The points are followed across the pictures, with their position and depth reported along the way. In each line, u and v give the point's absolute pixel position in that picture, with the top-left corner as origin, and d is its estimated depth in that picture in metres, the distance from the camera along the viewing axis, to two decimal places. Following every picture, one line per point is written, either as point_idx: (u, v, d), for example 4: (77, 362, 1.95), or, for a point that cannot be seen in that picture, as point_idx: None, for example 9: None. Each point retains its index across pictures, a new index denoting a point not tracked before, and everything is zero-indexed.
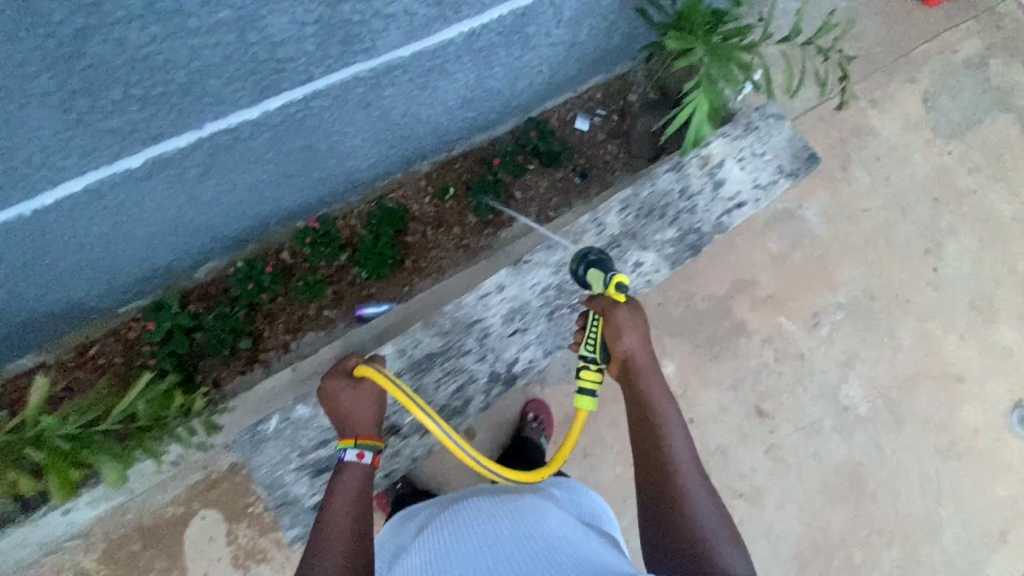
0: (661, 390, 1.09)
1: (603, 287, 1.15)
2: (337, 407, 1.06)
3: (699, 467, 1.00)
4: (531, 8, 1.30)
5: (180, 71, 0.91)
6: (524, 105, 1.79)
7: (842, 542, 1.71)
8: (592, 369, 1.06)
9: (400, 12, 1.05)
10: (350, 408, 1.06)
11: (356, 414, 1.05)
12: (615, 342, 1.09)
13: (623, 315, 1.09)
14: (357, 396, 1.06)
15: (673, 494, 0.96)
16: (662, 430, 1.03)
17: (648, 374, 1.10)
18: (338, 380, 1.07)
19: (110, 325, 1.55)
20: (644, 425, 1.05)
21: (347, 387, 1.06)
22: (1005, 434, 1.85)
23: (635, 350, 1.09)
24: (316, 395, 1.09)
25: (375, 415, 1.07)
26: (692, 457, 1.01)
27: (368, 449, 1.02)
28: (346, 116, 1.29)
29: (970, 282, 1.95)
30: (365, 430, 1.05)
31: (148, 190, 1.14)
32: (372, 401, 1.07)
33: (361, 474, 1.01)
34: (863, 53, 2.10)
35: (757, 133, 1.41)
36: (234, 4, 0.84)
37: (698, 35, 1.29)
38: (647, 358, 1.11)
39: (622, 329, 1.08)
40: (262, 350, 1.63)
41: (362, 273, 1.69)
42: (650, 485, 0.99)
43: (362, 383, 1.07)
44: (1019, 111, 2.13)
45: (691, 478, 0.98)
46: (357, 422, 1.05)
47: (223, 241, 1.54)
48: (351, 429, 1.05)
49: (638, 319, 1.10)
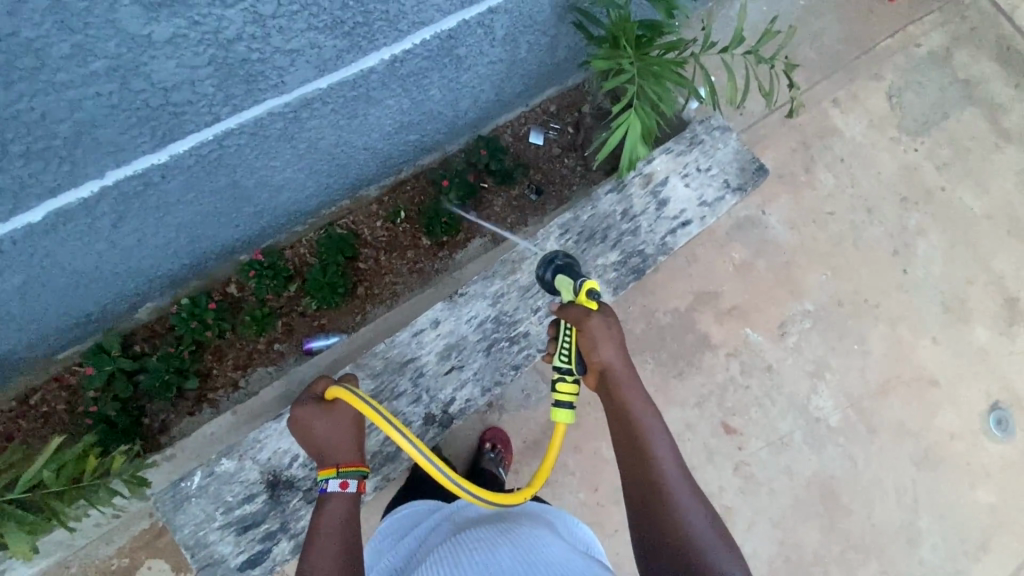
0: (643, 399, 1.02)
1: (573, 295, 1.08)
2: (312, 437, 1.03)
3: (689, 480, 0.94)
4: (457, 30, 1.26)
5: (62, 124, 0.87)
6: (472, 123, 1.73)
7: (817, 559, 1.67)
8: (569, 380, 1.01)
9: (305, 46, 1.01)
10: (327, 436, 1.02)
11: (334, 440, 1.02)
12: (590, 353, 1.02)
13: (598, 324, 1.01)
14: (333, 422, 1.03)
15: (666, 512, 0.89)
16: (647, 444, 0.97)
17: (628, 384, 1.03)
18: (311, 407, 1.04)
19: (50, 372, 1.50)
20: (628, 439, 0.98)
21: (321, 414, 1.03)
22: (983, 439, 1.79)
23: (613, 360, 1.02)
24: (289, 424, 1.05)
25: (354, 439, 1.04)
26: (682, 470, 0.95)
27: (352, 476, 0.99)
28: (271, 152, 1.25)
29: (941, 283, 1.90)
30: (348, 456, 1.02)
31: (56, 243, 1.10)
32: (349, 425, 1.04)
33: (347, 502, 0.98)
34: (822, 52, 2.04)
35: (702, 147, 1.37)
36: (107, 53, 0.80)
37: (631, 51, 1.24)
38: (627, 366, 1.03)
39: (597, 339, 1.01)
40: (210, 389, 1.58)
41: (312, 304, 1.62)
42: (640, 504, 0.92)
43: (336, 407, 1.04)
44: (986, 104, 2.08)
45: (681, 492, 0.91)
46: (337, 449, 1.02)
47: (160, 281, 1.49)
48: (332, 457, 1.02)
49: (613, 326, 1.03)
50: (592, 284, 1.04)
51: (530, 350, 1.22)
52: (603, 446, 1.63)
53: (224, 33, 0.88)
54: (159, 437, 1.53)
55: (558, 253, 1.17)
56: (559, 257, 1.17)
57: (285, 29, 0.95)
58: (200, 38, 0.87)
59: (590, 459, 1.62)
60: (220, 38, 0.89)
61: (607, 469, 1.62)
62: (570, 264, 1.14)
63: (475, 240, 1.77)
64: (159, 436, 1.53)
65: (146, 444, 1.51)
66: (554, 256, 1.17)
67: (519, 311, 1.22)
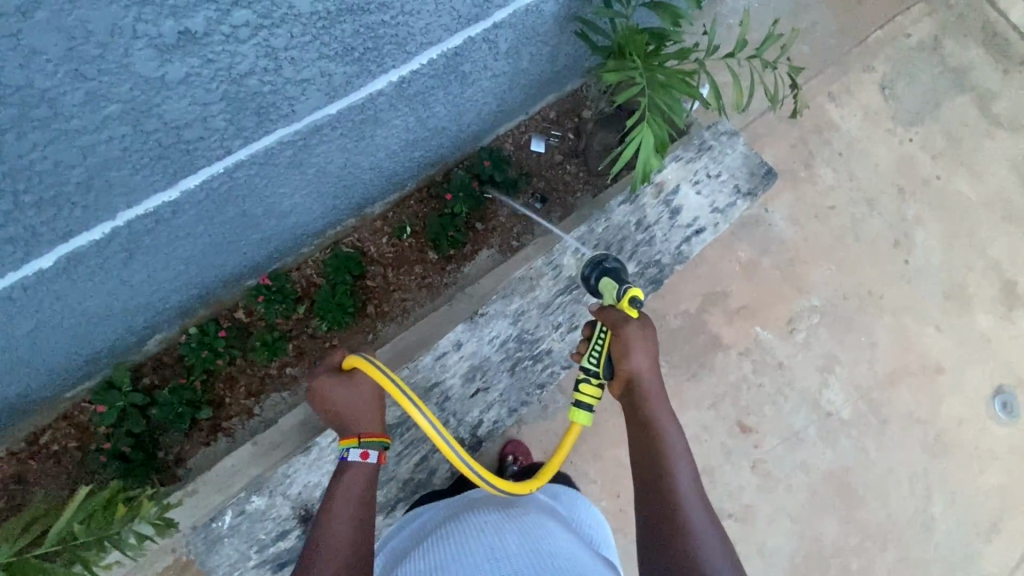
0: (668, 415, 0.99)
1: (614, 300, 1.10)
2: (334, 407, 1.02)
3: (707, 506, 0.89)
4: (463, 47, 1.24)
5: (76, 170, 0.86)
6: (474, 134, 1.69)
7: (836, 551, 1.69)
8: (593, 382, 1.02)
9: (316, 75, 0.99)
10: (347, 406, 1.01)
11: (356, 411, 1.01)
12: (622, 360, 1.01)
13: (634, 332, 1.01)
14: (353, 393, 1.02)
15: (678, 533, 0.85)
16: (666, 459, 0.93)
17: (655, 397, 1.00)
18: (330, 377, 1.02)
19: (59, 410, 1.46)
20: (646, 451, 0.95)
21: (342, 385, 1.02)
22: (990, 423, 1.83)
23: (643, 370, 1.01)
24: (307, 398, 1.03)
25: (376, 409, 1.03)
26: (700, 494, 0.90)
27: (373, 447, 0.98)
28: (280, 178, 1.23)
29: (942, 271, 1.93)
30: (370, 427, 1.00)
31: (67, 284, 1.09)
32: (371, 397, 1.02)
33: (366, 474, 0.97)
34: (815, 47, 2.06)
35: (711, 153, 1.40)
36: (120, 97, 0.79)
37: (639, 62, 1.25)
38: (656, 379, 1.02)
39: (631, 346, 1.00)
40: (224, 418, 1.53)
41: (322, 326, 1.57)
42: (652, 518, 0.88)
43: (356, 380, 1.02)
44: (976, 91, 2.11)
45: (697, 515, 0.87)
46: (359, 420, 1.01)
47: (168, 313, 1.46)
48: (353, 428, 1.00)
49: (649, 337, 1.02)
50: (637, 292, 1.04)
51: (555, 367, 1.27)
52: (622, 452, 1.64)
53: (237, 68, 0.86)
54: (175, 469, 1.49)
55: (608, 257, 1.20)
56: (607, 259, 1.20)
57: (297, 60, 0.93)
58: (213, 75, 0.85)
59: (610, 465, 1.63)
60: (232, 73, 0.87)
61: (627, 474, 1.63)
62: (614, 270, 1.16)
63: (482, 252, 1.72)
64: (175, 468, 1.49)
65: (162, 478, 1.46)
66: (603, 257, 1.20)
67: (541, 328, 1.26)
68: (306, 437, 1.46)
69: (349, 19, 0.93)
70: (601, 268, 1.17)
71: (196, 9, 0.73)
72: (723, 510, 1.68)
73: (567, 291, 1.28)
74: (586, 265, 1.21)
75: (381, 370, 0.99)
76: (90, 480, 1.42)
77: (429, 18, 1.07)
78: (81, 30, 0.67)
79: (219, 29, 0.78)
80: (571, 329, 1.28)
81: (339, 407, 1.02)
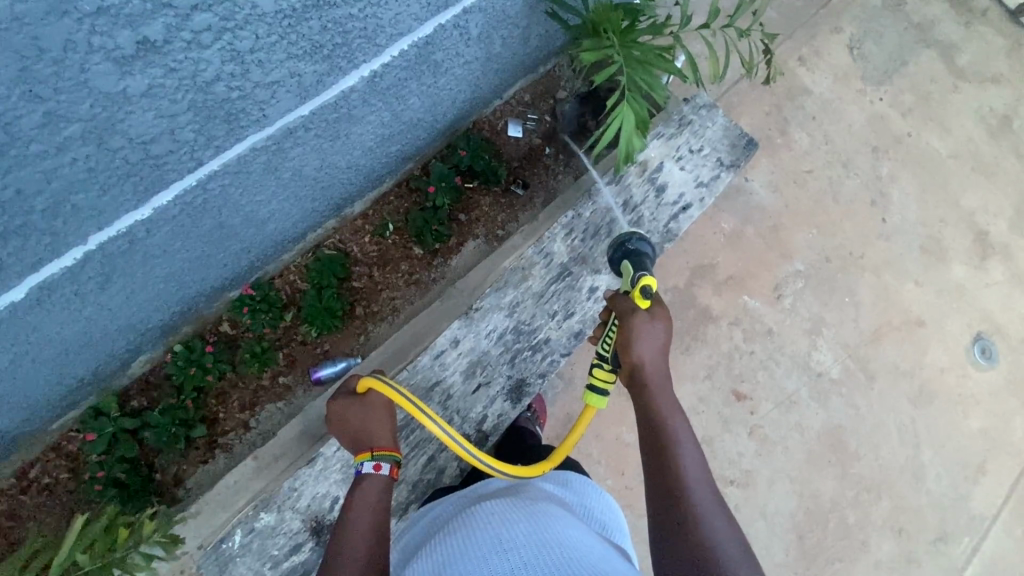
0: (674, 408, 0.98)
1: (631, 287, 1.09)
2: (348, 425, 1.05)
3: (717, 498, 0.87)
4: (435, 35, 1.20)
5: (40, 196, 0.84)
6: (450, 124, 1.65)
7: (834, 506, 1.75)
8: (604, 368, 1.05)
9: (285, 76, 0.96)
10: (361, 423, 1.04)
11: (369, 427, 1.04)
12: (627, 349, 1.00)
13: (641, 322, 1.01)
14: (366, 410, 1.05)
15: (688, 523, 0.82)
16: (673, 450, 0.91)
17: (660, 388, 1.00)
18: (345, 398, 1.07)
19: (46, 442, 1.41)
20: (652, 442, 0.94)
21: (356, 403, 1.06)
22: (971, 369, 1.90)
23: (649, 361, 1.00)
24: (327, 424, 1.08)
25: (389, 426, 1.05)
26: (710, 485, 0.88)
27: (385, 460, 0.99)
28: (255, 187, 1.18)
29: (918, 227, 1.97)
30: (382, 441, 1.02)
31: (42, 315, 1.06)
32: (382, 413, 1.05)
33: (381, 486, 0.97)
34: (782, 12, 2.07)
35: (691, 127, 1.42)
36: (81, 116, 0.77)
37: (615, 41, 1.24)
38: (661, 370, 1.01)
39: (636, 335, 1.00)
40: (220, 434, 1.48)
41: (312, 332, 1.52)
42: (662, 509, 0.86)
43: (369, 397, 1.05)
44: (940, 45, 2.13)
45: (707, 505, 0.85)
46: (372, 434, 1.03)
47: (151, 334, 1.41)
48: (367, 442, 1.02)
49: (657, 327, 1.02)
50: (648, 281, 1.04)
51: (554, 356, 1.29)
52: (624, 431, 1.66)
53: (202, 76, 0.84)
54: (175, 489, 1.44)
55: (630, 236, 1.21)
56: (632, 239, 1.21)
57: (265, 62, 0.90)
58: (177, 85, 0.83)
59: (613, 445, 1.65)
60: (198, 81, 0.85)
61: (631, 452, 1.65)
62: (636, 255, 1.17)
63: (468, 243, 1.67)
64: (174, 489, 1.44)
65: (162, 500, 1.42)
66: (626, 238, 1.21)
67: (537, 318, 1.29)
68: (306, 446, 1.44)
69: (316, 15, 0.89)
70: (625, 250, 1.20)
71: (153, 17, 0.71)
72: (724, 477, 1.72)
73: (559, 278, 1.32)
74: (613, 245, 1.24)
75: (391, 386, 1.01)
76: (87, 509, 1.38)
77: (399, 7, 1.03)
78: (32, 48, 0.65)
79: (179, 36, 0.76)
80: (567, 316, 1.31)
81: (354, 426, 1.05)
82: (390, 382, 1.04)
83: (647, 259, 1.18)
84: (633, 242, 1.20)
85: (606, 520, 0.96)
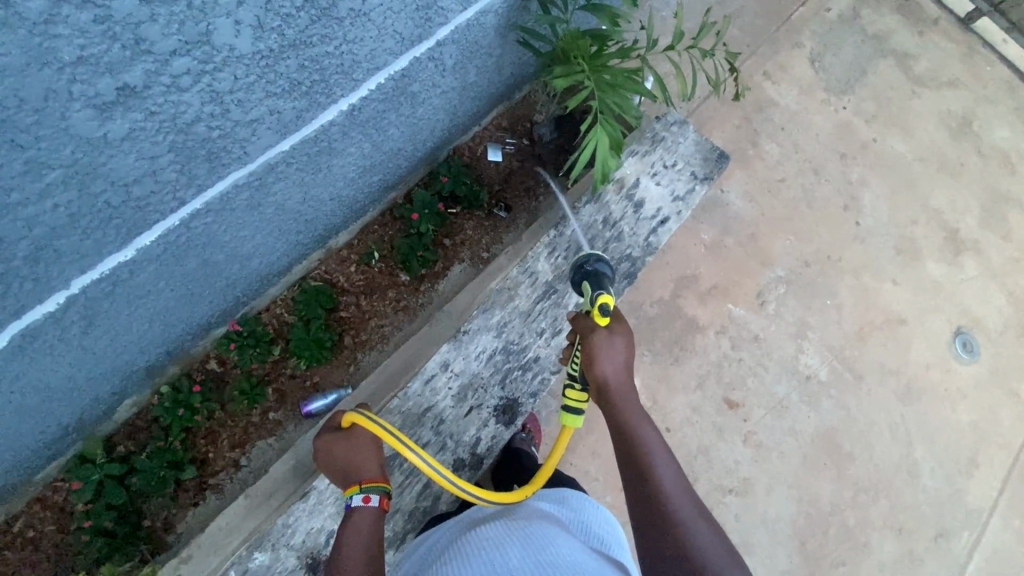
0: (642, 418, 0.99)
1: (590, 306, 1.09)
2: (336, 461, 1.04)
3: (695, 501, 0.88)
4: (411, 68, 1.23)
5: (23, 242, 0.85)
6: (430, 152, 1.68)
7: (834, 509, 1.75)
8: (576, 388, 1.03)
9: (265, 114, 0.98)
10: (348, 457, 1.03)
11: (357, 461, 1.03)
12: (590, 369, 1.00)
13: (601, 339, 1.01)
14: (353, 445, 1.04)
15: (670, 530, 0.83)
16: (646, 460, 0.92)
17: (627, 400, 1.00)
18: (328, 434, 1.06)
19: (31, 494, 1.37)
20: (627, 454, 0.94)
21: (340, 438, 1.05)
22: (955, 364, 1.93)
23: (613, 377, 1.00)
24: (315, 460, 1.07)
25: (376, 458, 1.04)
26: (686, 489, 0.89)
27: (374, 491, 0.98)
28: (238, 222, 1.19)
29: (891, 228, 2.03)
30: (370, 473, 1.01)
31: (24, 363, 1.05)
32: (370, 446, 1.05)
33: (371, 518, 0.96)
34: (745, 30, 2.15)
35: (664, 143, 1.47)
36: (62, 162, 0.79)
37: (586, 68, 1.28)
38: (626, 385, 1.01)
39: (596, 353, 1.01)
40: (210, 475, 1.45)
41: (301, 364, 1.51)
42: (644, 521, 0.86)
43: (353, 431, 1.05)
44: (897, 54, 2.23)
45: (685, 510, 0.86)
46: (360, 468, 1.02)
47: (137, 375, 1.39)
48: (355, 476, 1.02)
49: (617, 342, 1.02)
50: (605, 299, 1.04)
51: (544, 374, 1.29)
52: None
53: (182, 117, 0.86)
54: (165, 535, 1.40)
55: (589, 258, 1.20)
56: (589, 261, 1.20)
57: (244, 101, 0.92)
58: (158, 127, 0.84)
59: (610, 461, 1.65)
60: (178, 123, 0.86)
61: None
62: (597, 276, 1.16)
63: (454, 267, 1.68)
64: (164, 534, 1.40)
65: (151, 547, 1.38)
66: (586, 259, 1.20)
67: (526, 336, 1.31)
68: (300, 481, 1.42)
69: (293, 55, 0.92)
70: (585, 271, 1.18)
71: (133, 64, 0.73)
72: (723, 486, 1.72)
73: (545, 296, 1.33)
74: (573, 267, 1.23)
75: (375, 421, 1.00)
76: (74, 561, 1.34)
77: (374, 43, 1.06)
78: (14, 99, 0.67)
79: (159, 80, 0.78)
80: (555, 333, 1.32)
81: (341, 462, 1.04)
82: (370, 414, 1.03)
83: (607, 280, 1.17)
84: (592, 263, 1.19)
85: (603, 535, 0.94)
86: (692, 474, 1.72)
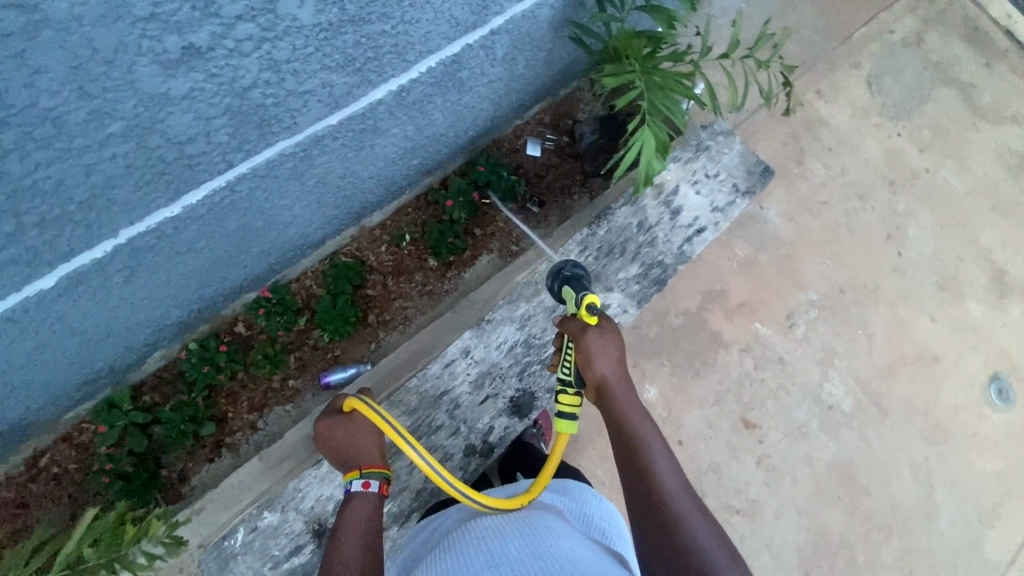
0: (642, 415, 0.98)
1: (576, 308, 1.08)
2: (337, 446, 1.06)
3: (695, 498, 0.87)
4: (462, 53, 1.24)
5: (80, 189, 0.89)
6: (470, 141, 1.69)
7: (843, 543, 1.71)
8: (570, 393, 1.01)
9: (317, 86, 1.00)
10: (349, 442, 1.05)
11: (358, 447, 1.04)
12: (588, 369, 0.99)
13: (593, 339, 1.00)
14: (352, 431, 1.05)
15: (669, 530, 0.83)
16: (646, 458, 0.91)
17: (625, 399, 0.99)
18: (330, 419, 1.08)
19: (59, 432, 1.43)
20: (626, 452, 0.94)
21: (341, 423, 1.07)
22: (987, 410, 1.86)
23: (611, 376, 0.99)
24: (314, 444, 1.09)
25: (377, 443, 1.06)
26: (686, 487, 0.88)
27: (374, 477, 1.00)
28: (280, 191, 1.22)
29: (935, 262, 1.96)
30: (371, 459, 1.02)
31: (68, 304, 1.10)
32: (370, 432, 1.06)
33: (369, 503, 0.98)
34: (802, 45, 2.10)
35: (708, 152, 1.45)
36: (125, 115, 0.82)
37: (636, 68, 1.27)
38: (625, 382, 1.00)
39: (592, 353, 1.00)
40: (227, 433, 1.49)
41: (324, 336, 1.54)
42: (644, 521, 0.86)
43: (353, 418, 1.06)
44: (961, 84, 2.14)
45: (685, 507, 0.85)
46: (360, 453, 1.03)
47: (169, 330, 1.44)
48: (356, 462, 1.03)
49: (608, 343, 1.01)
50: (591, 299, 1.04)
51: None
52: None
53: (240, 82, 0.88)
54: (179, 487, 1.44)
55: (565, 264, 1.18)
56: (565, 268, 1.18)
57: (299, 72, 0.94)
58: (216, 90, 0.87)
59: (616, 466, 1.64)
60: (235, 87, 0.89)
61: None
62: (576, 278, 1.14)
63: (482, 257, 1.69)
64: (179, 486, 1.44)
65: (166, 496, 1.42)
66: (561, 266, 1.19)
67: (548, 332, 1.30)
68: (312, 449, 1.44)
69: (351, 30, 0.94)
70: (562, 277, 1.16)
71: (200, 25, 0.75)
72: (731, 506, 1.69)
73: None
74: (551, 275, 1.21)
75: (375, 410, 1.01)
76: (93, 501, 1.39)
77: (429, 26, 1.07)
78: (87, 48, 0.70)
79: (222, 44, 0.80)
80: None
81: (341, 446, 1.06)
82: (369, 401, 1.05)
83: (588, 281, 1.16)
84: (568, 268, 1.17)
85: (606, 527, 0.93)
86: (700, 490, 1.69)
